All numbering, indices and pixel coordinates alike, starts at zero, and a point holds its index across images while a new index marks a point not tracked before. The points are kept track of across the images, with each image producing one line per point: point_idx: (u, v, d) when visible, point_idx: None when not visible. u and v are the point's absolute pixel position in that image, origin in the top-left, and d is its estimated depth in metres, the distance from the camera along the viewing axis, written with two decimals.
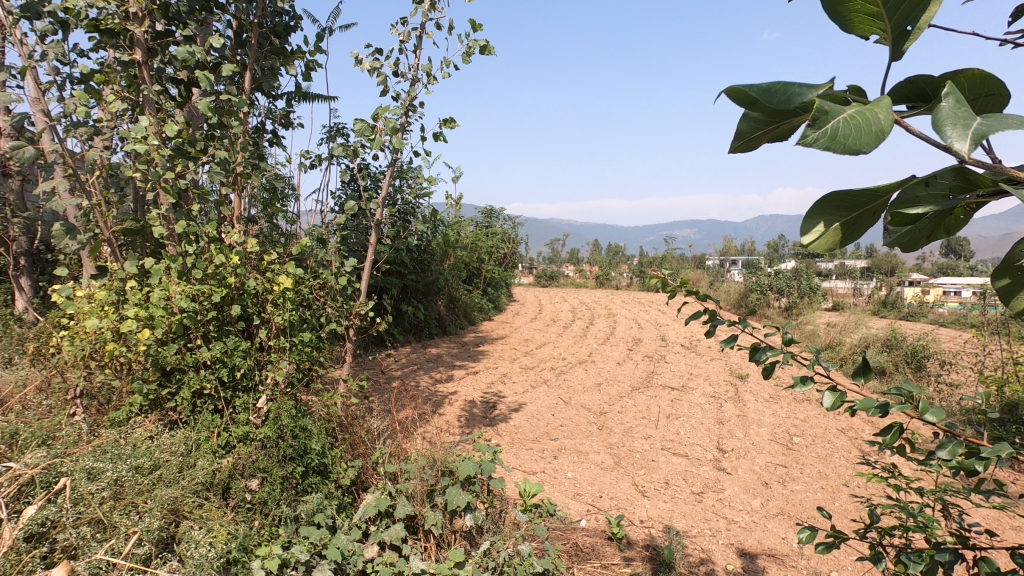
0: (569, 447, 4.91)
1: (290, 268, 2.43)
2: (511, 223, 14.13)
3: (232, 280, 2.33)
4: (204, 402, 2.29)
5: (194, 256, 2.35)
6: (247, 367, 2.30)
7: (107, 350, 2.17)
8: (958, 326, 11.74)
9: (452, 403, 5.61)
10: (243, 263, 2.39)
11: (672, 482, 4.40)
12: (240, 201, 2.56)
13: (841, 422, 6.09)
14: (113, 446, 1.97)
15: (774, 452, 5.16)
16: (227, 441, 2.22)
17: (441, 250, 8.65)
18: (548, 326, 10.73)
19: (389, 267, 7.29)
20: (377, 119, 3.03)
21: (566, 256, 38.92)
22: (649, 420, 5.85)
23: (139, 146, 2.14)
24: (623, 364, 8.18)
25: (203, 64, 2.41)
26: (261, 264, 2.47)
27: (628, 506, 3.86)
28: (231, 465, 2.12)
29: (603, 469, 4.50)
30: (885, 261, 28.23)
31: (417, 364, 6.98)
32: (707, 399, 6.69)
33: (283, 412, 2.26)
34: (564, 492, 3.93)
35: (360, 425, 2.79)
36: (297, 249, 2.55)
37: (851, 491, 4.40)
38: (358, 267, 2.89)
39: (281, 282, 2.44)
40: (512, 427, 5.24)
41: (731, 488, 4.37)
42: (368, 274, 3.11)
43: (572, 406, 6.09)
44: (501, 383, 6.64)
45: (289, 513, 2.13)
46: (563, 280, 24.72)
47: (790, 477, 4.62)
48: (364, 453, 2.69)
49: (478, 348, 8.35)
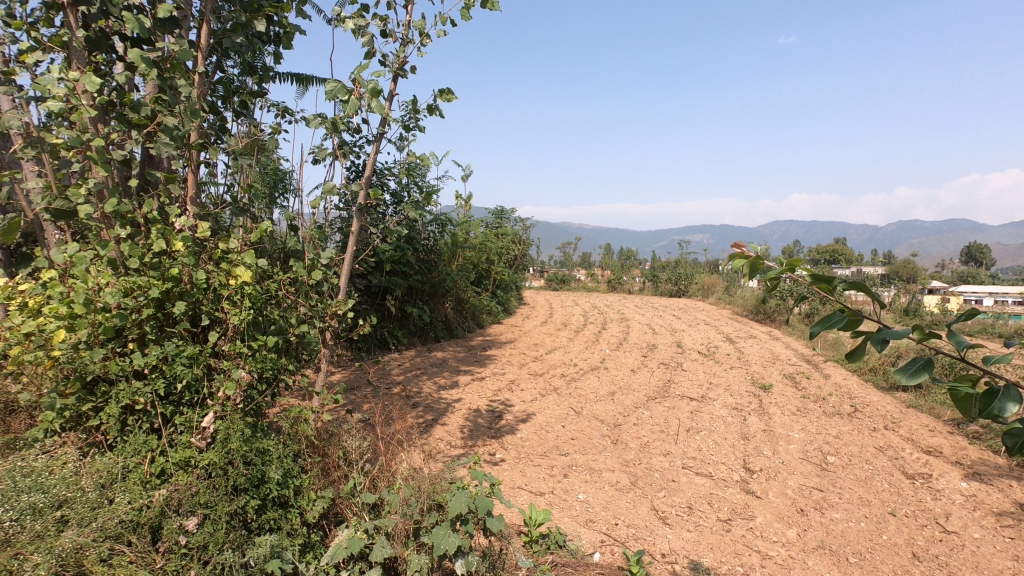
0: (580, 464, 4.46)
1: (248, 259, 2.03)
2: (521, 224, 13.69)
3: (179, 270, 1.93)
4: (137, 420, 1.87)
5: (133, 242, 1.96)
6: (192, 378, 1.89)
7: (15, 356, 1.79)
8: (984, 335, 11.20)
9: (454, 412, 5.18)
10: (192, 253, 2.00)
11: (696, 507, 3.94)
12: (195, 177, 2.17)
13: (878, 440, 5.58)
14: (7, 479, 1.59)
15: (808, 473, 4.68)
16: (162, 470, 1.81)
17: (449, 250, 8.26)
18: (560, 330, 10.30)
19: (393, 266, 6.91)
20: (357, 82, 2.64)
21: (577, 260, 38.41)
22: (668, 434, 5.37)
23: (55, 103, 1.74)
24: (637, 371, 7.72)
25: (145, 11, 2.04)
26: (216, 252, 2.06)
27: (647, 537, 3.41)
28: (163, 499, 1.71)
29: (618, 491, 4.04)
30: (904, 268, 27.27)
31: (419, 368, 6.57)
32: (729, 411, 6.21)
33: (233, 433, 1.86)
34: (574, 518, 3.48)
35: (335, 446, 2.37)
36: (259, 235, 2.14)
37: (899, 522, 3.90)
38: (337, 258, 2.47)
39: (238, 275, 2.03)
40: (519, 439, 4.80)
41: (761, 515, 3.90)
42: (351, 268, 2.69)
43: (584, 417, 5.64)
44: (508, 390, 6.21)
45: (233, 560, 1.70)
46: (573, 284, 24.25)
47: (828, 503, 4.13)
48: (338, 480, 2.28)
49: (485, 353, 7.92)
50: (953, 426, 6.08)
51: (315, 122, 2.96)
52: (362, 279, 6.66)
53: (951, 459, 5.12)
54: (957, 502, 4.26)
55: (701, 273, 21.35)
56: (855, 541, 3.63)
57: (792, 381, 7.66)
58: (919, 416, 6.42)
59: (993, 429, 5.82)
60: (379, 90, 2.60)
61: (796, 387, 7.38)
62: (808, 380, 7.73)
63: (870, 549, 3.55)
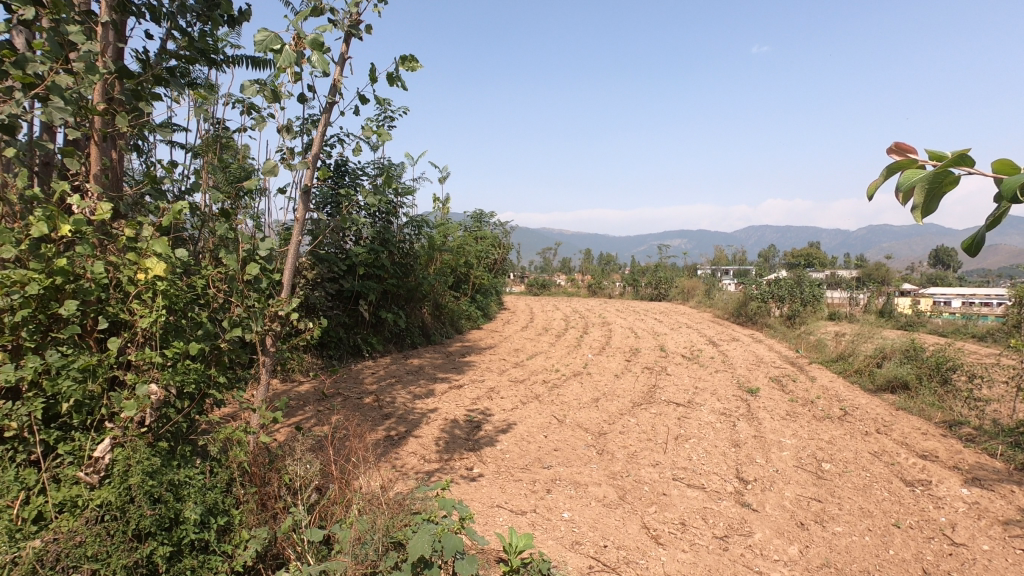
0: (564, 478, 4.13)
1: (160, 246, 1.67)
2: (501, 228, 13.36)
3: (69, 260, 1.57)
4: (10, 451, 1.49)
5: (9, 227, 1.58)
6: (84, 395, 1.52)
7: None
8: (959, 336, 11.40)
9: (429, 423, 4.81)
10: (89, 243, 1.64)
11: (689, 523, 3.64)
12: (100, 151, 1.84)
13: (872, 444, 5.36)
14: None
15: (804, 482, 4.42)
16: (39, 514, 1.43)
17: (426, 254, 7.89)
18: (540, 336, 9.99)
19: (366, 269, 6.50)
20: (297, 35, 2.32)
21: (558, 266, 38.29)
22: (656, 443, 5.07)
23: None
24: (622, 376, 7.44)
25: None
26: (122, 239, 1.70)
27: (640, 560, 3.10)
28: (36, 553, 1.33)
29: (606, 507, 3.72)
30: (876, 271, 27.88)
31: (393, 376, 6.17)
32: (718, 417, 5.94)
33: (135, 464, 1.51)
34: (559, 540, 3.15)
35: (277, 473, 2.01)
36: (172, 218, 1.78)
37: (905, 535, 3.65)
38: (276, 248, 2.10)
39: (148, 267, 1.67)
40: (498, 451, 4.46)
41: (760, 531, 3.61)
42: (295, 259, 2.32)
43: (567, 426, 5.31)
44: (488, 398, 5.85)
45: None
46: (553, 289, 24.04)
47: (829, 516, 3.87)
48: (277, 515, 1.92)
49: (464, 359, 7.55)
50: (946, 428, 5.91)
51: (250, 90, 2.55)
52: (331, 283, 6.24)
53: (948, 464, 4.92)
54: (961, 511, 4.04)
55: (681, 276, 21.33)
56: (862, 557, 3.37)
57: (779, 384, 7.45)
58: (909, 419, 6.24)
59: (986, 431, 5.66)
60: (320, 43, 2.29)
61: (783, 390, 7.18)
62: (795, 384, 7.53)
63: (877, 567, 3.29)
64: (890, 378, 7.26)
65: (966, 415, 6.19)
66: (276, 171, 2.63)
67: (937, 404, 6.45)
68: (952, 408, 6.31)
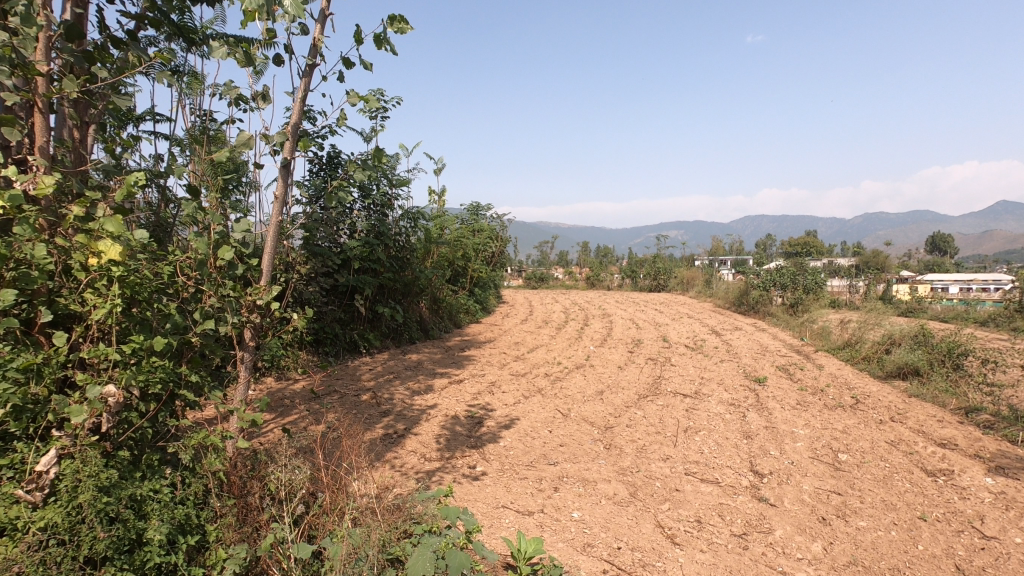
0: (572, 474, 3.93)
1: (113, 224, 1.45)
2: (499, 221, 13.11)
3: (5, 243, 1.35)
4: None
5: None
6: (22, 399, 1.31)
7: None
8: (960, 321, 11.30)
9: (429, 420, 4.60)
10: (28, 220, 1.42)
11: (706, 521, 3.45)
12: (46, 121, 1.65)
13: (888, 433, 5.17)
14: None
15: (822, 474, 4.23)
16: None
17: (422, 247, 7.66)
18: (541, 328, 9.79)
19: (361, 263, 6.26)
20: None
21: (554, 260, 38.04)
22: (665, 436, 4.87)
23: None
24: (626, 368, 7.24)
25: None
26: (70, 218, 1.48)
27: (657, 562, 2.90)
28: None
29: (617, 505, 3.52)
30: (873, 257, 27.80)
31: (392, 372, 5.96)
32: (727, 407, 5.75)
33: (86, 481, 1.32)
34: (570, 543, 2.95)
35: (259, 482, 1.82)
36: (126, 192, 1.56)
37: (933, 529, 3.47)
38: (253, 229, 1.89)
39: (101, 251, 1.45)
40: (502, 448, 4.25)
41: (781, 527, 3.41)
42: (276, 242, 2.11)
43: (572, 420, 5.10)
44: (489, 393, 5.65)
45: None
46: (551, 283, 23.82)
47: (852, 510, 3.68)
48: (259, 529, 1.73)
49: (463, 354, 7.34)
50: (962, 416, 5.73)
51: (219, 53, 2.33)
52: (326, 278, 6.02)
53: (969, 452, 4.74)
54: (988, 502, 3.86)
55: (679, 267, 21.14)
56: (890, 554, 3.18)
57: (786, 373, 7.26)
58: (923, 406, 6.06)
59: (1004, 417, 5.49)
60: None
61: (791, 379, 6.99)
62: (803, 372, 7.34)
63: (908, 564, 3.10)
64: (900, 364, 7.07)
65: (980, 400, 6.01)
66: (251, 144, 2.40)
67: (950, 391, 6.27)
68: (966, 394, 6.14)
